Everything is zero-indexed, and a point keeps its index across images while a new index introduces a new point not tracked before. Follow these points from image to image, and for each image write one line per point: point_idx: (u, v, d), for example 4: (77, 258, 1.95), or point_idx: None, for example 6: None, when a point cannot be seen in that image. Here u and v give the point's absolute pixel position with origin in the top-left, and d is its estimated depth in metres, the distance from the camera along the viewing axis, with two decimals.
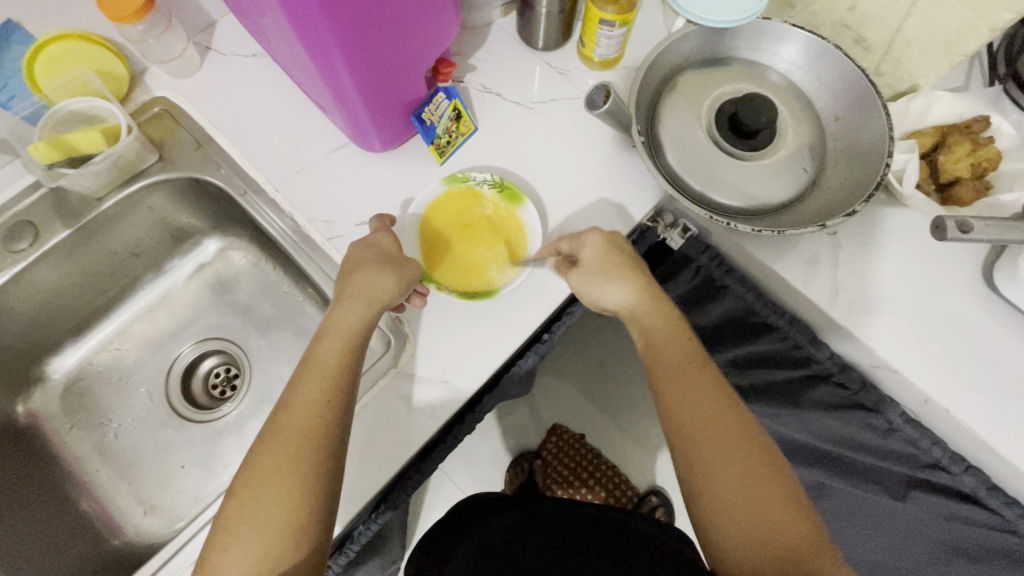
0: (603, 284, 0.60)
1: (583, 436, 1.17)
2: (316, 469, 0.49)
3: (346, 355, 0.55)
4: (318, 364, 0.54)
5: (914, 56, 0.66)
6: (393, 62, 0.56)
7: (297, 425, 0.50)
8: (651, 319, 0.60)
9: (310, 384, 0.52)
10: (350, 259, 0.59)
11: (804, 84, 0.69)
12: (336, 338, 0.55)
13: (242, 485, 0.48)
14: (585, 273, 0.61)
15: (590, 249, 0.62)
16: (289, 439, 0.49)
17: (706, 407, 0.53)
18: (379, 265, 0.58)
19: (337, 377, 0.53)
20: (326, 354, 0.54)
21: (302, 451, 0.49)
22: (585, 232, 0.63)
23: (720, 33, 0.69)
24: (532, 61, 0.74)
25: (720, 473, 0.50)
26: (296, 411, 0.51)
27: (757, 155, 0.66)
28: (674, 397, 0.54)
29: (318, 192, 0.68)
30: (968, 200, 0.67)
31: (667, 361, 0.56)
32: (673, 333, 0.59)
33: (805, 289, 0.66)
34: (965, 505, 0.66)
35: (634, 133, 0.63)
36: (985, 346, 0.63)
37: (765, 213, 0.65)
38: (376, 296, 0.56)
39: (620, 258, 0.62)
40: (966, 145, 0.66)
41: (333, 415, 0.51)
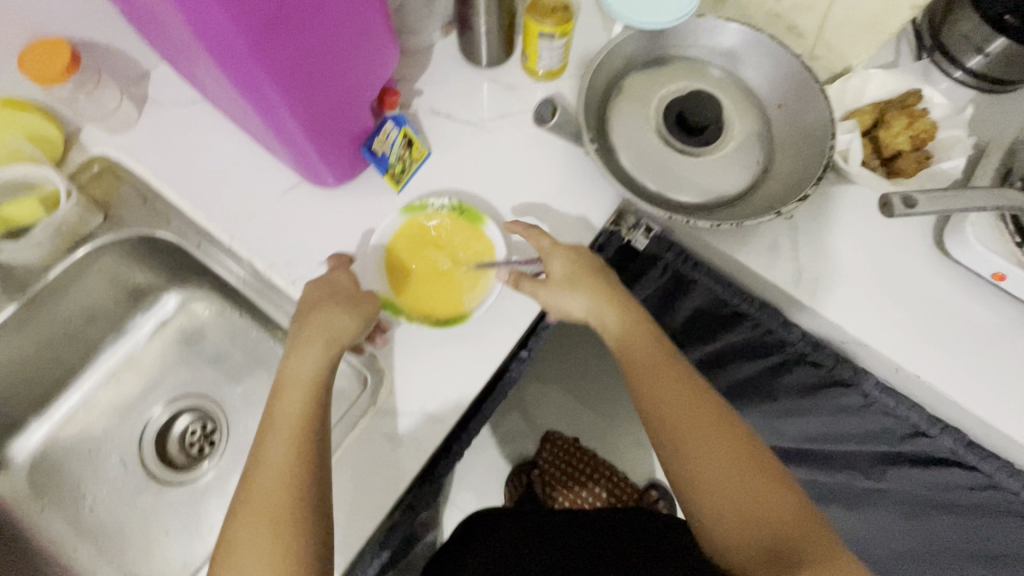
0: (573, 294, 0.60)
1: (578, 440, 1.17)
2: (302, 526, 0.47)
3: (313, 403, 0.53)
4: (287, 413, 0.52)
5: (843, 38, 0.68)
6: (337, 101, 0.56)
7: (274, 482, 0.49)
8: (616, 323, 0.60)
9: (282, 436, 0.51)
10: (308, 296, 0.58)
11: (745, 76, 0.71)
12: (302, 385, 0.54)
13: (225, 551, 0.47)
14: (553, 287, 0.60)
15: (557, 264, 0.61)
16: (265, 503, 0.48)
17: (682, 398, 0.54)
18: (340, 304, 0.57)
19: (309, 426, 0.52)
20: (292, 404, 0.53)
21: (285, 507, 0.48)
22: (552, 248, 0.62)
23: (659, 33, 0.70)
24: (478, 79, 0.75)
25: (704, 461, 0.51)
26: (266, 473, 0.49)
27: (707, 149, 0.67)
28: (652, 396, 0.55)
29: (275, 234, 0.66)
30: (911, 172, 0.67)
31: (637, 361, 0.57)
32: (640, 334, 0.59)
33: (771, 275, 0.67)
34: (948, 469, 0.67)
35: (586, 141, 0.64)
36: (944, 311, 0.66)
37: (722, 205, 0.66)
38: (337, 339, 0.56)
39: (586, 269, 0.62)
40: (903, 119, 0.66)
41: (312, 466, 0.50)
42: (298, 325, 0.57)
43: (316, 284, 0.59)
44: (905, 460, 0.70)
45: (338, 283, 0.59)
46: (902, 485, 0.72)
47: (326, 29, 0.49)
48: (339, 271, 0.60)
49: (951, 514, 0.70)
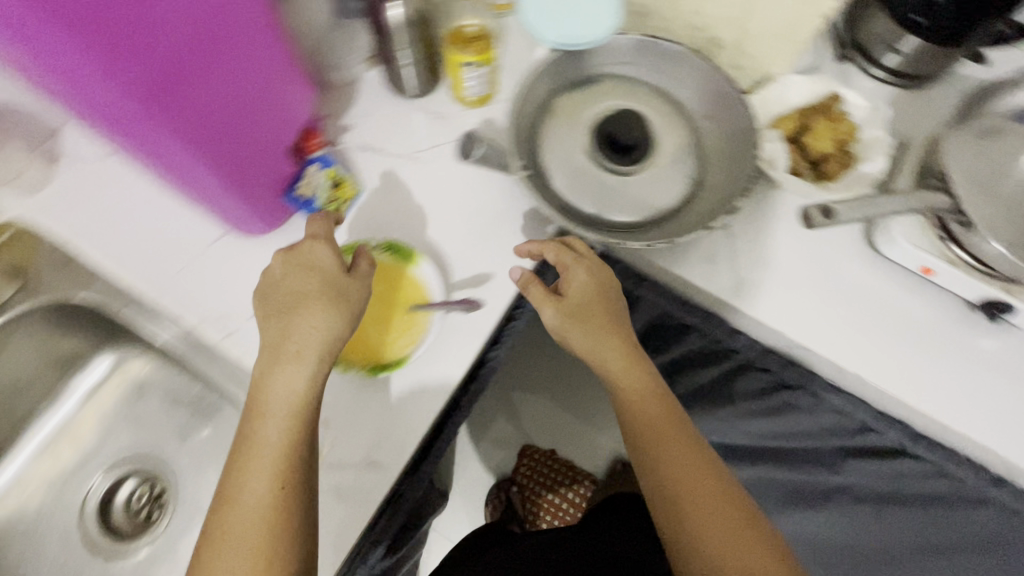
0: (586, 332, 0.60)
1: (553, 451, 1.17)
2: (283, 544, 0.49)
3: (294, 436, 0.52)
4: (268, 421, 0.52)
5: (763, 48, 0.69)
6: (259, 148, 0.56)
7: (255, 494, 0.49)
8: (624, 374, 0.60)
9: (266, 440, 0.51)
10: (289, 284, 0.55)
11: (675, 89, 0.71)
12: (286, 398, 0.52)
13: (208, 550, 0.49)
14: (568, 312, 0.60)
15: (576, 285, 0.61)
16: (244, 539, 0.48)
17: (690, 468, 0.55)
18: (319, 300, 0.54)
19: (290, 436, 0.51)
20: (274, 406, 0.52)
21: (266, 523, 0.49)
22: (572, 265, 0.62)
23: (583, 54, 0.70)
24: (407, 110, 0.73)
25: (709, 533, 0.52)
26: (244, 509, 0.49)
27: (639, 168, 0.68)
28: (663, 463, 0.56)
29: (202, 289, 0.63)
30: (835, 174, 0.68)
31: (646, 423, 0.58)
32: (648, 391, 0.59)
33: (712, 288, 0.68)
34: (900, 460, 0.69)
35: (516, 168, 0.63)
36: (880, 308, 0.67)
37: (658, 222, 0.67)
38: (319, 344, 0.53)
39: (601, 303, 0.62)
40: (825, 124, 0.68)
41: (294, 484, 0.50)
42: (279, 316, 0.54)
43: (291, 264, 0.56)
44: (859, 454, 0.72)
45: (316, 277, 0.55)
46: (861, 479, 0.73)
47: (222, 89, 0.48)
48: (318, 248, 0.57)
49: (909, 505, 0.71)
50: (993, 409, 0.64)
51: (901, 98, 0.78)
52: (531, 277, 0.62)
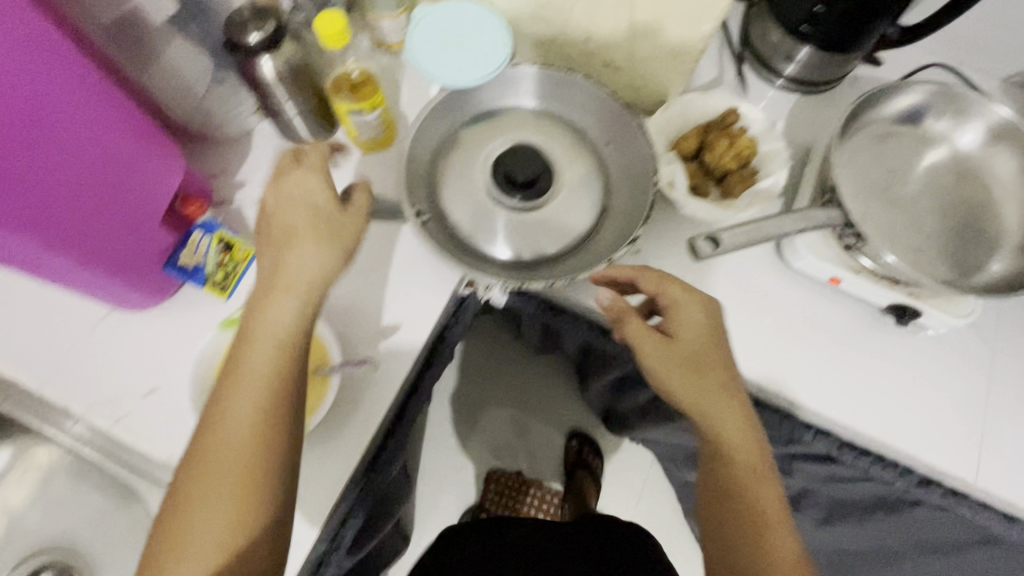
0: (692, 378, 0.56)
1: (519, 473, 1.29)
2: (269, 485, 0.45)
3: (284, 362, 0.48)
4: (259, 350, 0.48)
5: (656, 68, 0.69)
6: (124, 224, 0.53)
7: (238, 428, 0.45)
8: (726, 426, 0.55)
9: (254, 369, 0.47)
10: (285, 203, 0.52)
11: (573, 117, 0.70)
12: (273, 332, 0.48)
13: (186, 493, 0.44)
14: (677, 351, 0.56)
15: (688, 321, 0.57)
16: (224, 471, 0.44)
17: (784, 537, 0.53)
18: (314, 226, 0.52)
19: (282, 370, 0.48)
20: (266, 335, 0.48)
21: (252, 463, 0.45)
22: (684, 299, 0.58)
23: (477, 89, 0.69)
24: None
25: None
26: (229, 429, 0.46)
27: (543, 200, 0.66)
28: (769, 531, 0.54)
29: (91, 373, 0.60)
30: (738, 191, 0.67)
31: (742, 480, 0.55)
32: (749, 448, 0.55)
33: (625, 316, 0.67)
34: (836, 466, 0.67)
35: (411, 215, 0.61)
36: (798, 321, 0.66)
37: (564, 255, 0.66)
38: (314, 271, 0.50)
39: (710, 346, 0.57)
40: (724, 140, 0.67)
41: (281, 426, 0.47)
42: (271, 247, 0.51)
43: (282, 197, 0.53)
44: (801, 460, 0.70)
45: (313, 205, 0.52)
46: (810, 482, 0.72)
47: (46, 178, 0.44)
48: (310, 177, 0.54)
49: (858, 505, 0.71)
50: (915, 413, 0.63)
51: (803, 105, 0.79)
52: (631, 312, 0.58)
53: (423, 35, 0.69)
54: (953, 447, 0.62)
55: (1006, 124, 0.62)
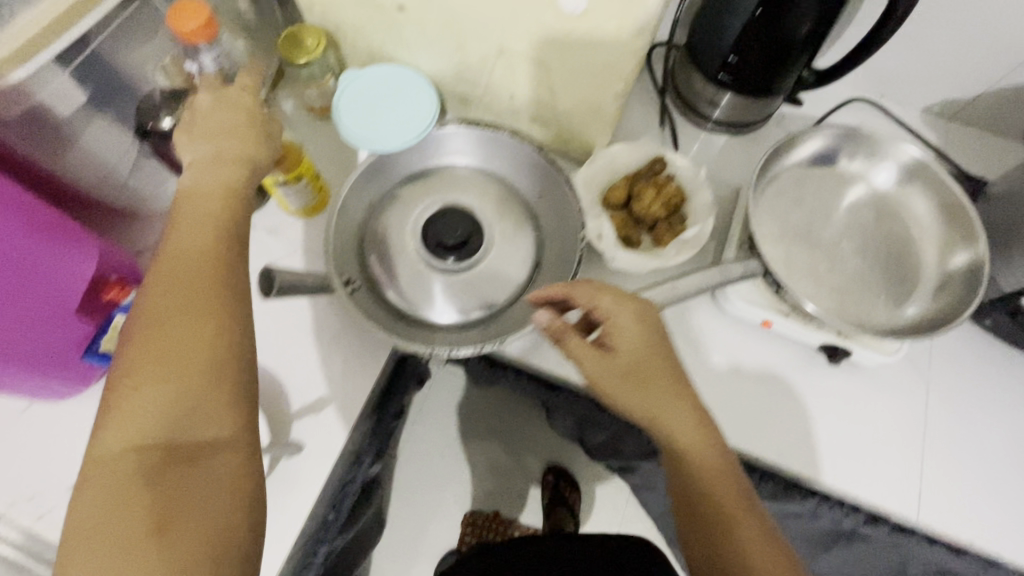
0: (635, 390, 0.51)
1: (497, 513, 1.26)
2: (224, 361, 0.43)
3: (226, 212, 0.48)
4: (188, 233, 0.46)
5: (579, 124, 0.70)
6: (35, 320, 0.52)
7: (178, 305, 0.43)
8: (674, 422, 0.50)
9: (186, 246, 0.46)
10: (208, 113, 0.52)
11: (501, 170, 0.71)
12: (211, 186, 0.49)
13: (125, 371, 0.42)
14: (620, 369, 0.51)
15: (627, 336, 0.52)
16: (174, 306, 0.43)
17: (752, 532, 0.49)
18: (236, 128, 0.51)
19: (217, 246, 0.46)
20: (191, 220, 0.47)
21: (203, 337, 0.43)
22: (620, 313, 0.52)
23: (403, 153, 0.69)
24: None
25: None
26: (173, 269, 0.45)
27: (473, 260, 0.67)
28: (738, 525, 0.49)
29: (13, 465, 0.59)
30: (666, 239, 0.68)
31: (697, 471, 0.50)
32: (699, 426, 0.51)
33: (562, 372, 0.67)
34: (783, 504, 0.69)
35: (337, 283, 0.61)
36: (735, 366, 0.67)
37: (497, 313, 0.66)
38: (238, 157, 0.51)
39: (654, 355, 0.52)
40: (651, 188, 0.68)
41: (222, 293, 0.45)
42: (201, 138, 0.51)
43: (212, 101, 0.53)
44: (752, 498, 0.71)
45: (238, 114, 0.52)
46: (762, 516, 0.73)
47: None
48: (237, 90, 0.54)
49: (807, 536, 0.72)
50: (852, 450, 0.64)
51: (731, 146, 0.81)
52: (570, 331, 0.52)
53: (355, 91, 0.69)
54: (891, 483, 0.63)
55: (916, 164, 0.64)
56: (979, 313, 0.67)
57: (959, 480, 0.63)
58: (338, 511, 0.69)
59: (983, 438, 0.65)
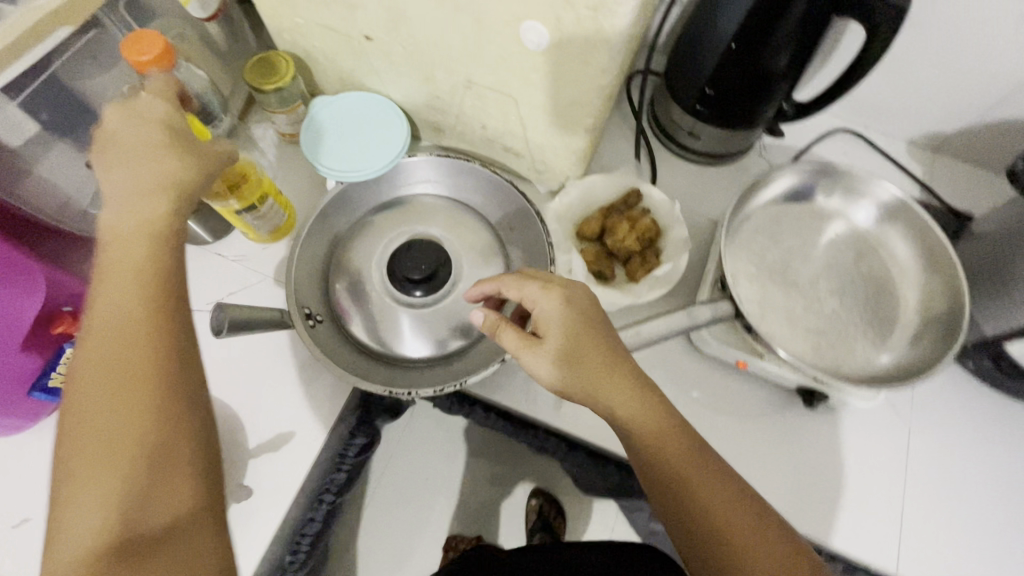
0: (566, 369, 0.47)
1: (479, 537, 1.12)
2: (176, 438, 0.37)
3: (155, 258, 0.41)
4: (112, 294, 0.39)
5: (552, 155, 0.68)
6: None
7: (112, 389, 0.37)
8: (617, 400, 0.46)
9: (114, 315, 0.39)
10: (124, 123, 0.44)
11: (472, 200, 0.70)
12: (133, 228, 0.41)
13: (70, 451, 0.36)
14: (550, 352, 0.48)
15: (554, 320, 0.49)
16: (110, 382, 0.37)
17: (728, 508, 0.44)
18: (145, 144, 0.43)
19: (153, 306, 0.39)
20: (117, 281, 0.39)
21: (146, 415, 0.37)
22: (542, 297, 0.50)
23: (371, 182, 0.68)
24: (202, 258, 0.70)
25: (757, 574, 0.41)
26: (103, 338, 0.38)
27: (438, 296, 0.65)
28: (709, 500, 0.44)
29: None
30: (640, 275, 0.66)
31: (653, 448, 0.45)
32: (645, 406, 0.46)
33: (529, 411, 0.64)
34: None
35: (297, 317, 0.59)
36: (708, 407, 0.65)
37: (462, 351, 0.63)
38: (167, 176, 0.43)
39: (586, 333, 0.48)
40: (625, 223, 0.66)
41: (164, 364, 0.38)
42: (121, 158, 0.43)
43: (121, 118, 0.44)
44: None
45: (159, 120, 0.45)
46: None
47: None
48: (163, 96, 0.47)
49: None
50: (832, 497, 0.61)
51: (711, 177, 0.79)
52: (502, 326, 0.51)
53: (332, 114, 0.69)
54: (873, 534, 0.60)
55: (895, 203, 0.63)
56: (962, 355, 0.65)
57: (941, 532, 0.60)
58: (295, 553, 0.68)
59: (967, 487, 0.62)
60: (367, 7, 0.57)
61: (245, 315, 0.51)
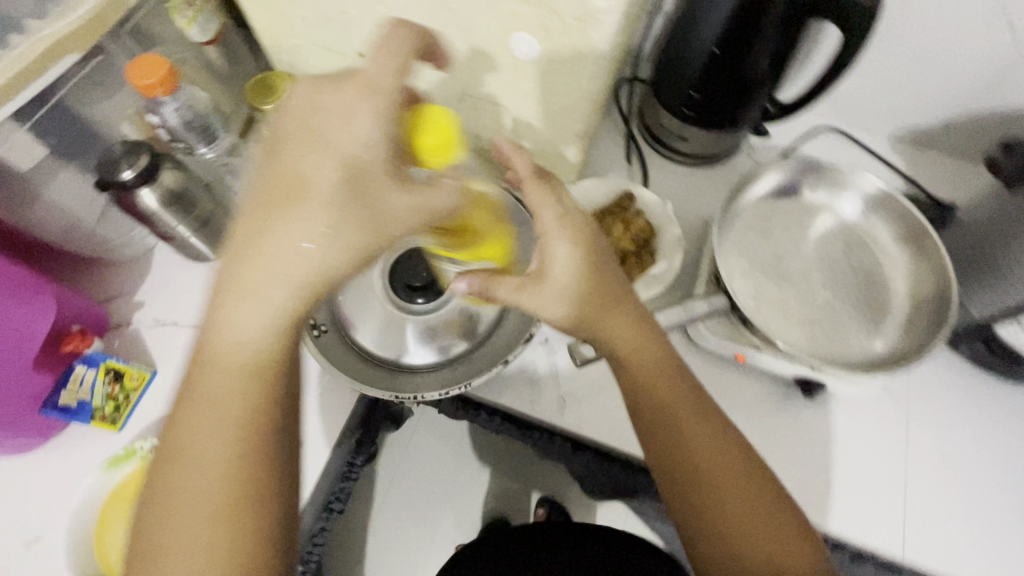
0: (568, 310, 0.50)
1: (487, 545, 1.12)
2: (257, 542, 0.39)
3: (257, 386, 0.40)
4: (208, 426, 0.39)
5: (547, 161, 0.70)
6: None
7: (201, 496, 0.38)
8: (623, 342, 0.51)
9: (211, 425, 0.39)
10: (282, 174, 0.41)
11: None
12: (236, 350, 0.40)
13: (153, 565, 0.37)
14: (555, 292, 0.49)
15: (561, 263, 0.50)
16: (206, 507, 0.38)
17: (714, 445, 0.49)
18: (307, 213, 0.40)
19: (251, 431, 0.40)
20: (220, 394, 0.40)
21: (223, 536, 0.38)
22: (550, 239, 0.50)
23: None
24: (204, 273, 0.70)
25: (727, 501, 0.47)
26: (197, 468, 0.39)
27: (440, 301, 0.64)
28: (694, 435, 0.49)
29: None
30: (637, 274, 0.67)
31: (645, 386, 0.50)
32: (655, 359, 0.51)
33: (534, 410, 0.65)
34: None
35: None
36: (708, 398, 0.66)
37: (467, 356, 0.64)
38: (315, 270, 0.40)
39: (593, 278, 0.50)
40: (619, 224, 0.68)
41: (255, 490, 0.39)
42: (277, 213, 0.40)
43: (302, 132, 0.41)
44: None
45: (311, 185, 0.40)
46: None
47: None
48: (350, 126, 0.41)
49: None
50: (836, 484, 0.62)
51: (702, 177, 0.81)
52: (494, 277, 0.50)
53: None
54: (878, 518, 0.61)
55: (880, 195, 0.65)
56: (955, 340, 0.67)
57: (944, 513, 0.61)
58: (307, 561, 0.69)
59: (969, 471, 0.63)
60: (362, 24, 0.59)
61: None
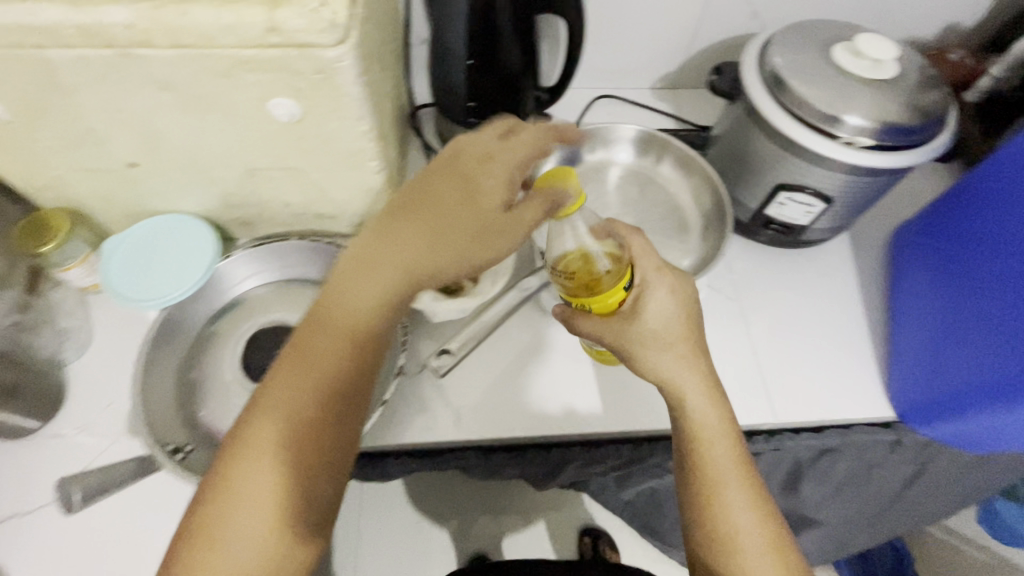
0: (658, 356, 0.53)
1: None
2: (321, 472, 0.46)
3: (360, 346, 0.49)
4: (311, 364, 0.48)
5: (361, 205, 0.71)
6: None
7: (290, 425, 0.46)
8: (687, 375, 0.53)
9: (315, 365, 0.48)
10: (424, 183, 0.53)
11: (304, 274, 0.72)
12: (347, 309, 0.49)
13: (238, 479, 0.45)
14: (642, 337, 0.53)
15: (655, 310, 0.54)
16: (294, 432, 0.46)
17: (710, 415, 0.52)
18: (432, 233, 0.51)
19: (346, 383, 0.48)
20: (325, 348, 0.48)
21: (293, 463, 0.46)
22: (651, 285, 0.54)
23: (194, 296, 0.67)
24: (37, 446, 0.63)
25: (702, 455, 0.52)
26: (295, 399, 0.47)
27: None
28: (698, 407, 0.52)
29: None
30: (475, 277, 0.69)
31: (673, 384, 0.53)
32: (702, 379, 0.53)
33: (434, 436, 0.66)
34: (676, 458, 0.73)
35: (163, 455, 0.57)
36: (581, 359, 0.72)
37: None
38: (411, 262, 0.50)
39: (685, 324, 0.54)
40: None
41: (338, 432, 0.48)
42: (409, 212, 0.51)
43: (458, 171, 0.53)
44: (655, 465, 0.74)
45: (443, 199, 0.52)
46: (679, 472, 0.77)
47: None
48: (486, 169, 0.53)
49: None
50: None
51: None
52: (576, 313, 0.57)
53: (118, 269, 0.66)
54: (745, 398, 0.70)
55: (641, 136, 0.75)
56: (749, 230, 0.80)
57: (792, 372, 0.73)
58: None
59: (799, 331, 0.76)
60: (117, 136, 0.57)
61: (99, 480, 0.61)
